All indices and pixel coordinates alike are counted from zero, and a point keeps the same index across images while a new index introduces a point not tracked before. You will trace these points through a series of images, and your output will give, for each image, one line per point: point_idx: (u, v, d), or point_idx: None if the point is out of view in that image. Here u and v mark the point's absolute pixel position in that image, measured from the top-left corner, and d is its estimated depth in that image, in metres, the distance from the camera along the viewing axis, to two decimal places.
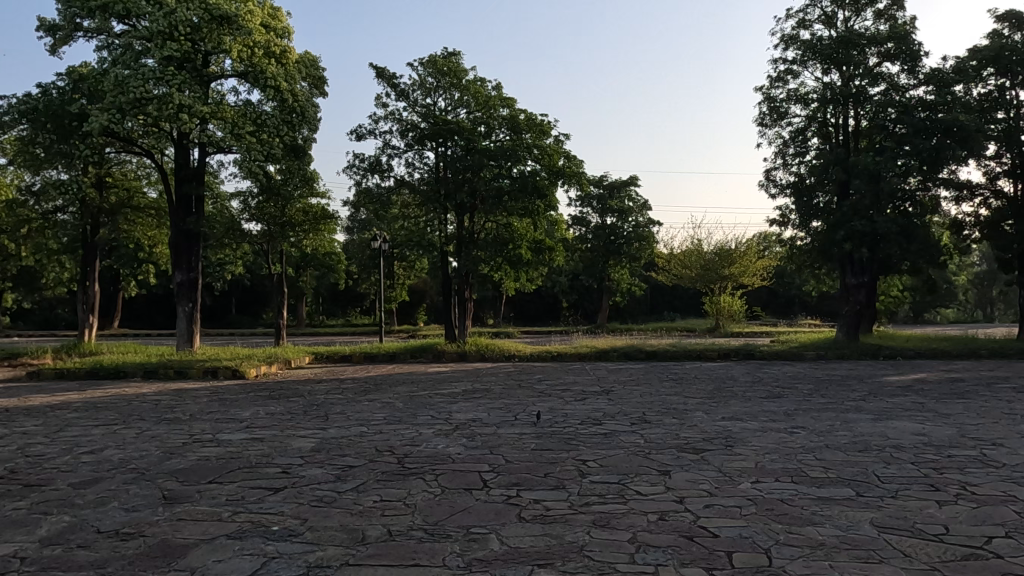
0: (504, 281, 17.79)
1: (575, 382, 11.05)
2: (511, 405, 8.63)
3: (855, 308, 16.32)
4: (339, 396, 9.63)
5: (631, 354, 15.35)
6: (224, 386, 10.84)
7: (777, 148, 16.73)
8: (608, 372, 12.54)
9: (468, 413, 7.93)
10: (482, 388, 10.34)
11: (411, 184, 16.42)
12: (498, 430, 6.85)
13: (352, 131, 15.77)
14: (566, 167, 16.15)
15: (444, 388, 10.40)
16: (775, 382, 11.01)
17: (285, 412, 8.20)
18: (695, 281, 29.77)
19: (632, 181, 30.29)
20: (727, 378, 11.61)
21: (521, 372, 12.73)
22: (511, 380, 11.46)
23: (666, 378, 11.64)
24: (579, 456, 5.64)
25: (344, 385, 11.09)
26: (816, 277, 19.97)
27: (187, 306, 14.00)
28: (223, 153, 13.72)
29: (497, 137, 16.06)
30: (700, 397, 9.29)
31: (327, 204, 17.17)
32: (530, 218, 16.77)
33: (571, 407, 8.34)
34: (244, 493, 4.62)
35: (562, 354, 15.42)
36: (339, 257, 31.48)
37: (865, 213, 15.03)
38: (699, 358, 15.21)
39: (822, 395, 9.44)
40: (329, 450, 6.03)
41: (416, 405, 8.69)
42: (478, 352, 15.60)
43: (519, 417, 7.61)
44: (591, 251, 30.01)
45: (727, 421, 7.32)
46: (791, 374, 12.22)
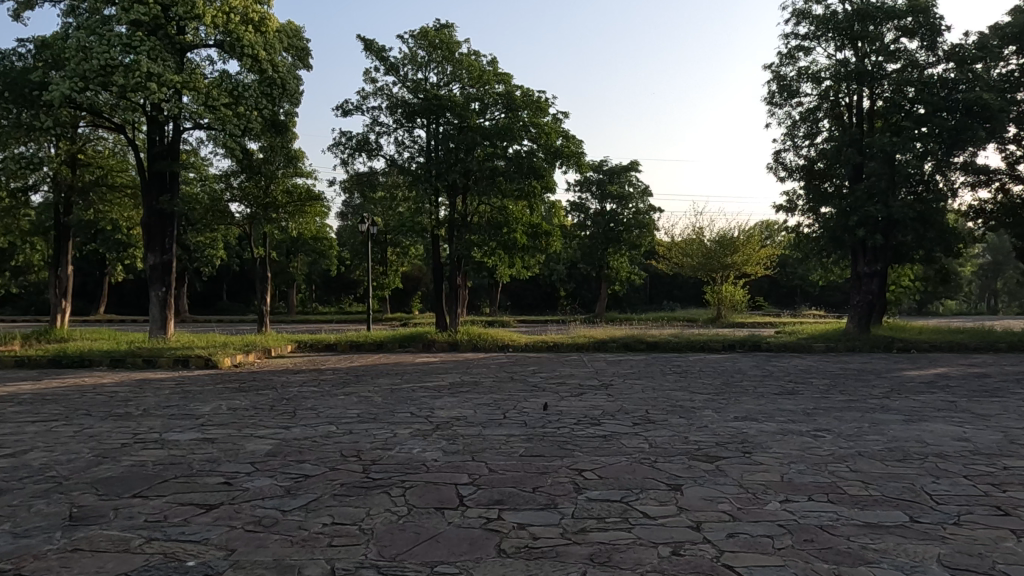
0: (499, 267, 16.97)
1: (571, 375, 10.25)
2: (500, 400, 7.84)
3: (867, 299, 15.53)
4: (315, 389, 8.84)
5: (632, 345, 14.57)
6: (192, 377, 10.04)
7: (786, 130, 15.92)
8: (607, 365, 11.75)
9: (452, 410, 7.14)
10: (470, 381, 9.56)
11: (401, 164, 15.58)
12: (483, 431, 6.06)
13: (337, 107, 14.93)
14: (564, 147, 15.31)
15: (429, 380, 9.62)
16: (787, 376, 10.22)
17: (250, 407, 7.40)
18: (696, 270, 28.98)
19: (633, 166, 29.39)
20: (734, 372, 10.80)
21: (514, 364, 11.94)
22: (503, 372, 10.67)
23: (670, 371, 10.85)
24: (575, 465, 4.85)
25: (323, 377, 10.29)
26: (826, 266, 19.16)
27: (161, 291, 13.18)
28: (200, 128, 12.88)
29: (492, 115, 15.19)
30: (709, 393, 8.50)
31: (313, 184, 16.36)
32: (526, 201, 15.94)
33: (567, 404, 7.56)
34: (170, 513, 3.83)
35: (559, 344, 14.62)
36: (332, 241, 30.67)
37: (880, 197, 14.24)
38: (702, 350, 14.43)
39: (842, 391, 8.64)
40: (286, 455, 5.23)
41: (396, 400, 7.89)
42: (470, 342, 14.80)
43: (508, 415, 6.81)
44: (591, 238, 29.20)
45: (741, 422, 6.54)
46: (802, 367, 11.43)
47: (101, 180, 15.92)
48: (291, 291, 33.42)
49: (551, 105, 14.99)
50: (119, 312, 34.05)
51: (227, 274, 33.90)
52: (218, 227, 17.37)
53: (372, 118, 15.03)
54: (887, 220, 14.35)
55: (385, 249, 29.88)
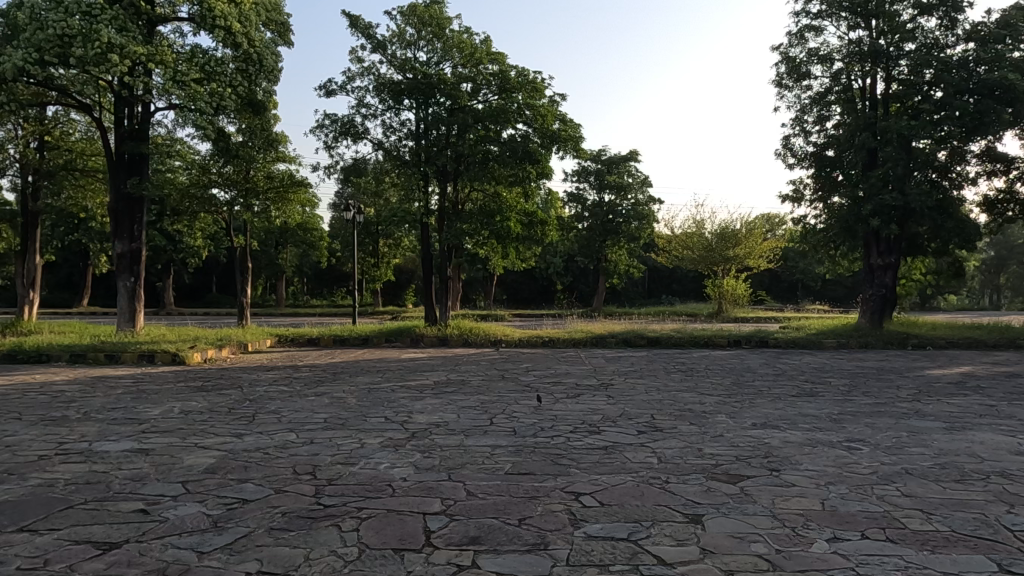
0: (492, 257, 16.13)
1: (568, 373, 9.43)
2: (488, 403, 7.01)
3: (880, 292, 14.73)
4: (284, 389, 8.00)
5: (631, 341, 13.77)
6: (155, 374, 9.23)
7: (796, 114, 15.09)
8: (606, 362, 10.95)
9: (433, 415, 6.32)
10: (455, 380, 8.74)
11: (389, 148, 14.72)
12: (465, 441, 5.25)
13: (320, 87, 14.06)
14: (561, 131, 14.45)
15: (412, 379, 8.78)
16: (801, 376, 9.41)
17: (205, 411, 6.56)
18: (697, 263, 28.22)
19: (632, 157, 28.54)
20: (744, 371, 9.99)
21: (506, 360, 11.13)
22: (493, 370, 9.85)
23: (674, 369, 10.03)
24: (572, 487, 4.03)
25: (298, 374, 9.46)
26: (835, 258, 18.35)
27: (129, 281, 12.33)
28: (171, 107, 12.01)
29: (484, 98, 14.34)
30: (720, 395, 7.69)
31: (296, 170, 15.51)
32: (521, 188, 15.09)
33: (564, 407, 6.75)
34: (54, 556, 3.00)
35: (555, 339, 13.80)
36: (322, 233, 29.85)
37: (897, 185, 13.43)
38: (706, 346, 13.62)
39: (866, 394, 7.83)
40: (228, 472, 4.40)
41: (371, 402, 7.06)
42: (461, 337, 13.97)
43: (495, 421, 5.99)
44: (588, 230, 28.39)
45: (761, 430, 5.73)
46: (816, 366, 10.62)
47: (70, 164, 14.98)
48: (280, 283, 32.57)
49: (548, 87, 14.14)
50: (105, 304, 33.24)
51: (216, 267, 33.03)
52: (196, 215, 16.52)
53: (358, 99, 14.19)
54: (902, 208, 13.55)
55: (377, 240, 28.99)
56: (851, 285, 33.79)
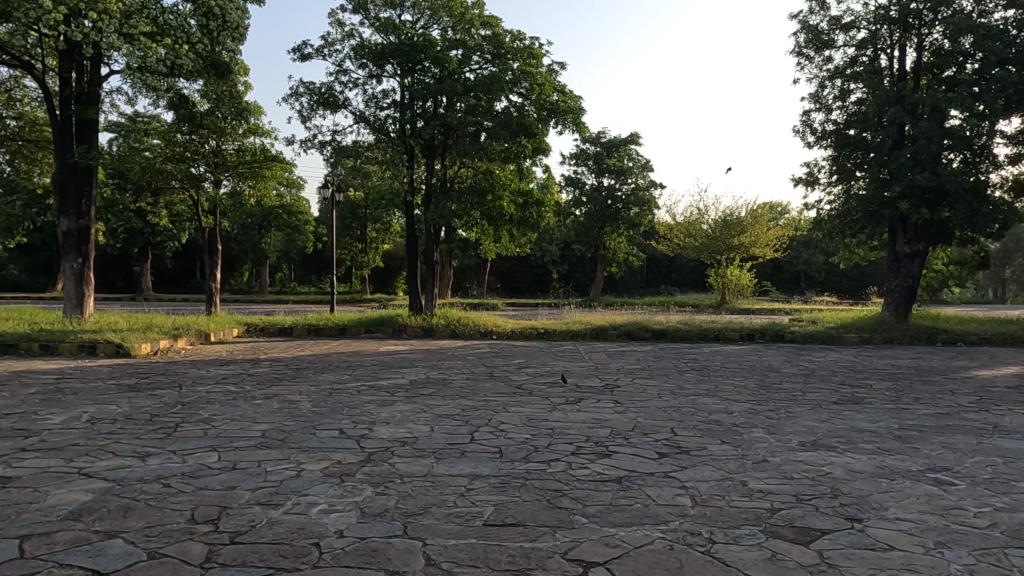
0: (484, 241, 14.88)
1: (567, 372, 8.20)
2: (471, 410, 5.78)
3: (906, 283, 13.50)
4: (231, 390, 6.73)
5: (634, 334, 12.56)
6: (88, 368, 7.97)
7: (817, 87, 13.82)
8: (609, 358, 9.73)
9: (401, 428, 5.09)
10: (435, 379, 7.49)
11: (370, 121, 13.39)
12: (435, 467, 4.02)
13: (294, 49, 12.71)
14: (560, 102, 13.18)
15: (385, 378, 7.54)
16: (835, 377, 8.19)
17: (120, 419, 5.30)
18: (700, 252, 26.97)
19: (632, 140, 27.20)
20: (766, 370, 8.77)
21: (496, 355, 9.90)
22: (481, 366, 8.63)
23: (687, 367, 8.81)
24: (579, 553, 2.80)
25: (255, 370, 8.20)
26: (853, 246, 17.11)
27: (76, 263, 10.98)
28: (123, 67, 10.64)
29: (476, 65, 13.02)
30: (748, 401, 6.47)
31: (270, 143, 14.20)
32: (515, 164, 13.80)
33: (564, 417, 5.52)
34: None
35: (551, 331, 12.58)
36: (307, 216, 28.52)
37: (928, 164, 12.19)
38: (716, 340, 12.41)
39: (921, 401, 6.60)
40: (98, 519, 3.15)
41: (329, 409, 5.81)
42: (447, 328, 12.73)
43: (477, 438, 4.74)
44: (587, 216, 27.09)
45: (815, 453, 4.51)
46: (845, 364, 9.40)
47: (21, 134, 13.62)
48: (265, 270, 31.28)
49: (546, 54, 12.87)
50: None
51: (199, 252, 31.60)
52: (162, 194, 15.18)
53: (336, 64, 12.90)
54: (932, 189, 12.33)
55: (365, 225, 27.67)
56: (855, 277, 32.62)
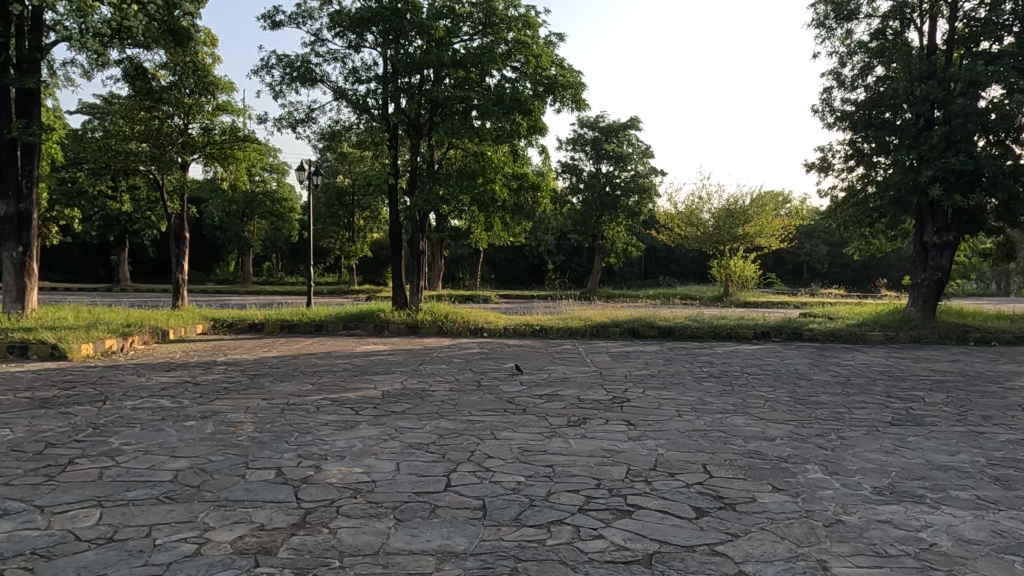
0: (474, 229, 13.73)
1: (567, 380, 7.07)
2: (450, 437, 4.66)
3: (934, 277, 12.39)
4: (164, 406, 5.58)
5: (638, 331, 11.46)
6: (8, 375, 6.80)
7: (839, 63, 12.67)
8: (615, 361, 8.61)
9: (357, 467, 3.96)
10: (412, 391, 6.35)
11: (349, 97, 12.17)
12: (393, 540, 2.90)
13: (264, 16, 11.48)
14: (559, 77, 12.01)
15: (354, 389, 6.40)
16: (875, 386, 7.08)
17: (3, 451, 4.17)
18: (702, 242, 25.92)
19: (633, 125, 26.05)
20: (794, 377, 7.66)
21: (487, 358, 8.77)
22: (468, 373, 7.51)
23: (704, 373, 7.70)
24: None
25: (205, 376, 7.06)
26: (869, 235, 16.03)
27: (15, 252, 9.78)
28: (65, 31, 9.42)
29: (466, 37, 11.85)
30: (786, 421, 5.36)
31: (242, 121, 13.00)
32: (508, 145, 12.64)
33: (566, 448, 4.40)
34: None
35: (547, 329, 11.46)
36: (292, 203, 27.31)
37: (963, 146, 11.07)
38: (728, 339, 11.33)
39: (992, 420, 5.50)
40: None
41: (274, 435, 4.68)
42: (434, 325, 11.59)
43: (455, 483, 3.63)
44: (583, 205, 25.93)
45: (902, 508, 3.41)
46: (880, 370, 8.30)
47: None
48: (249, 260, 30.06)
49: (543, 23, 11.70)
50: (64, 278, 31.08)
51: None
52: (125, 177, 14.00)
53: (312, 33, 11.68)
54: (964, 174, 11.23)
55: (352, 212, 26.53)
56: (859, 267, 31.70)
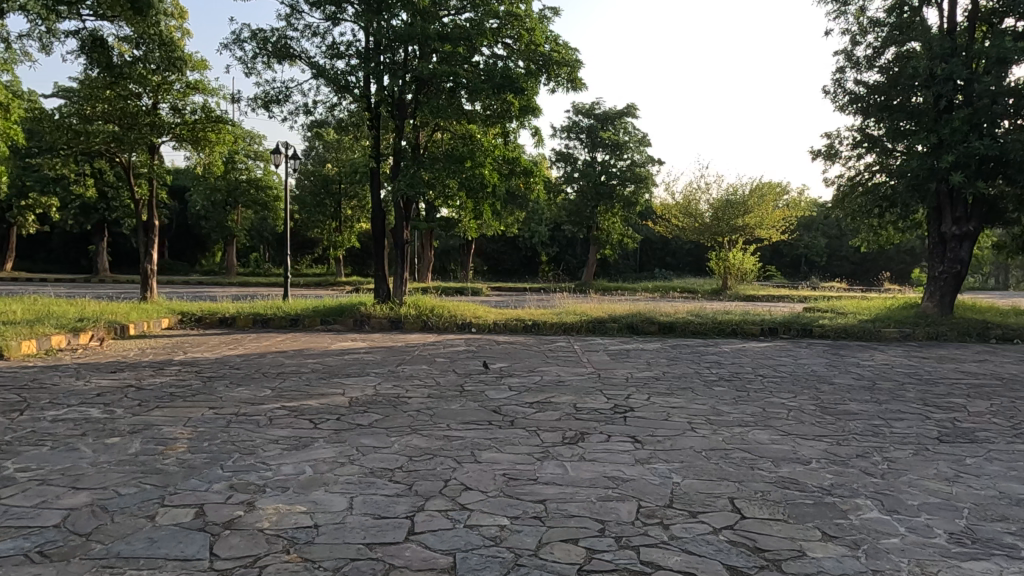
0: (463, 218, 12.95)
1: (562, 384, 6.29)
2: (423, 459, 3.87)
3: (953, 270, 11.65)
4: (90, 416, 4.78)
5: (638, 327, 10.71)
6: None
7: (851, 41, 11.92)
8: (614, 361, 7.84)
9: (299, 504, 3.17)
10: (384, 398, 5.55)
11: (328, 75, 11.32)
12: None
13: None
14: (553, 53, 11.19)
15: (319, 396, 5.60)
16: (907, 391, 6.31)
17: None
18: (700, 234, 25.20)
19: (630, 112, 25.26)
20: (814, 380, 6.90)
21: (474, 357, 7.98)
22: (452, 375, 6.73)
23: (713, 376, 6.92)
24: None
25: (153, 379, 6.25)
26: (879, 225, 15.33)
27: None
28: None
29: (455, 10, 11.04)
30: (818, 437, 4.59)
31: (216, 101, 12.16)
32: (499, 127, 11.84)
33: (560, 476, 3.62)
34: None
35: (539, 324, 10.68)
36: (278, 192, 26.46)
37: (987, 128, 10.34)
38: (733, 335, 10.58)
39: None
40: None
41: (211, 457, 3.89)
42: (418, 320, 10.80)
43: (421, 531, 2.85)
44: (578, 194, 25.14)
45: (994, 565, 2.65)
46: (905, 373, 7.55)
47: None
48: (233, 250, 29.19)
49: None
50: (44, 268, 30.17)
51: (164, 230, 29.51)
52: (90, 160, 13.13)
53: (288, 5, 10.84)
54: (987, 159, 10.55)
55: (338, 200, 25.71)
56: (858, 260, 31.05)
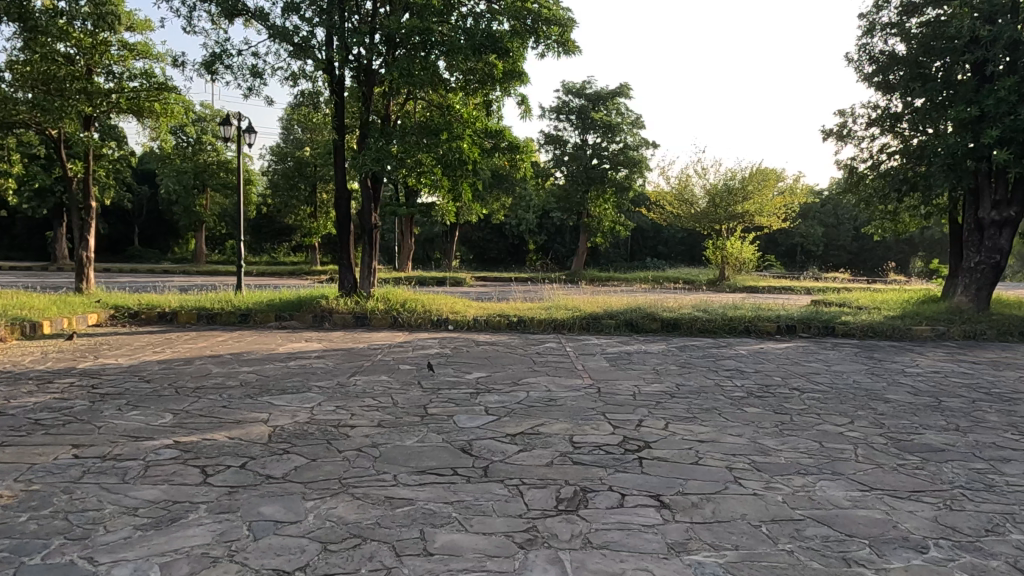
0: (441, 199, 11.56)
1: (553, 404, 4.93)
2: (341, 553, 2.51)
3: (991, 260, 10.38)
4: None
5: (638, 324, 9.39)
6: None
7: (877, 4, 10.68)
8: (615, 369, 6.51)
9: None
10: (317, 430, 4.17)
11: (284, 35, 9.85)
12: None
13: None
14: (542, 10, 9.79)
15: (230, 427, 4.21)
16: (987, 414, 5.02)
17: None
18: (696, 221, 23.90)
19: (623, 92, 23.87)
20: (863, 395, 5.61)
21: (446, 364, 6.62)
22: (415, 390, 5.36)
23: (740, 391, 5.59)
24: None
25: (27, 399, 4.84)
26: (896, 211, 14.07)
27: None
28: None
29: None
30: (915, 496, 3.26)
31: (160, 63, 10.72)
32: (481, 95, 10.47)
33: None
34: None
35: (525, 321, 9.34)
36: (249, 176, 24.96)
37: None
38: (745, 334, 9.29)
39: None
40: None
41: (13, 548, 2.50)
42: (387, 316, 9.42)
43: None
44: (567, 180, 23.73)
45: None
46: (967, 384, 6.26)
47: None
48: (203, 236, 27.66)
49: None
50: (6, 254, 28.60)
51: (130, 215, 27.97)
52: (18, 131, 11.61)
53: None
54: None
55: (313, 184, 24.22)
56: (855, 251, 29.96)
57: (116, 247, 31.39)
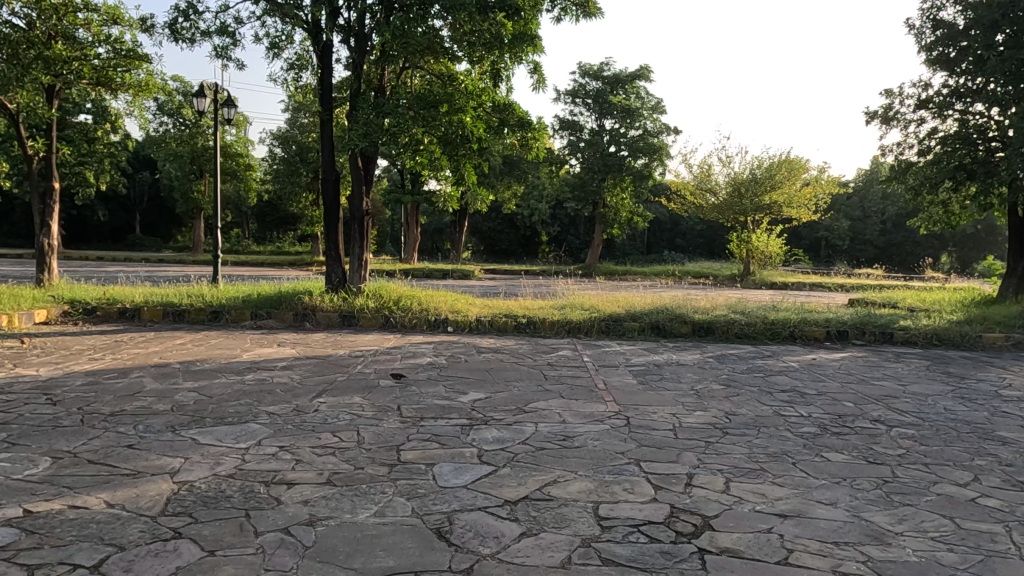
0: (441, 183, 10.31)
1: (569, 447, 3.69)
2: None
3: None
4: None
5: (666, 327, 8.15)
6: None
7: None
8: (645, 388, 5.25)
9: None
10: (238, 492, 2.96)
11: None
12: None
13: None
14: None
15: (117, 485, 2.99)
16: None
17: None
18: (718, 212, 22.53)
19: (642, 75, 22.51)
20: (969, 432, 4.34)
21: (437, 380, 5.38)
22: (389, 420, 4.13)
23: (811, 426, 4.33)
24: None
25: None
26: (947, 201, 12.69)
27: None
28: None
29: None
30: None
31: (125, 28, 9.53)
32: (488, 63, 9.17)
33: None
34: None
35: (536, 323, 8.12)
36: (249, 161, 23.80)
37: None
38: (790, 341, 8.01)
39: None
40: None
41: None
42: (377, 316, 8.21)
43: None
44: (582, 168, 22.42)
45: None
46: None
47: None
48: (202, 224, 26.55)
49: None
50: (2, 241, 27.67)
51: None
52: None
53: None
54: None
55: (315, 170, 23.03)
56: (883, 246, 28.51)
57: (117, 234, 30.43)
